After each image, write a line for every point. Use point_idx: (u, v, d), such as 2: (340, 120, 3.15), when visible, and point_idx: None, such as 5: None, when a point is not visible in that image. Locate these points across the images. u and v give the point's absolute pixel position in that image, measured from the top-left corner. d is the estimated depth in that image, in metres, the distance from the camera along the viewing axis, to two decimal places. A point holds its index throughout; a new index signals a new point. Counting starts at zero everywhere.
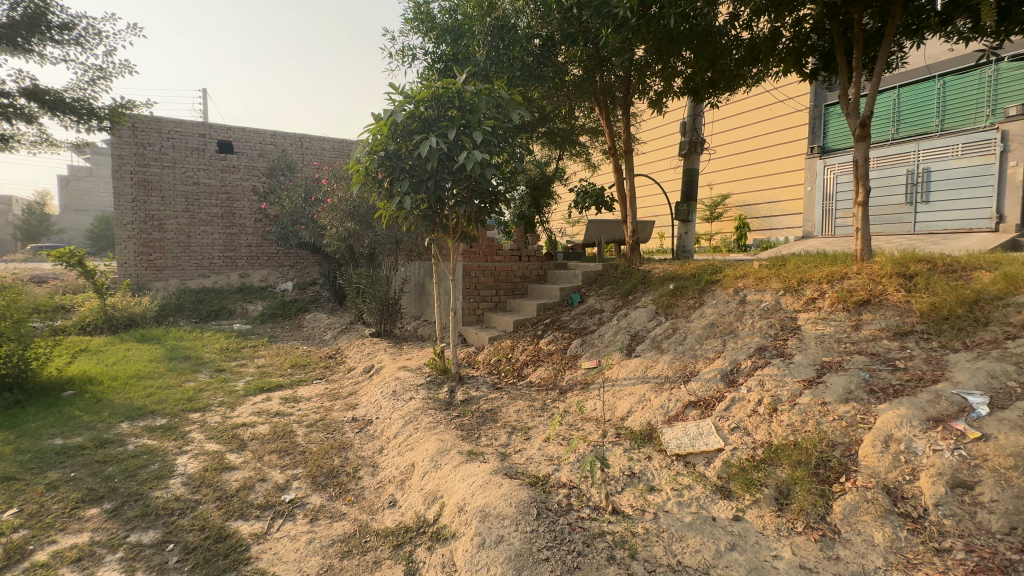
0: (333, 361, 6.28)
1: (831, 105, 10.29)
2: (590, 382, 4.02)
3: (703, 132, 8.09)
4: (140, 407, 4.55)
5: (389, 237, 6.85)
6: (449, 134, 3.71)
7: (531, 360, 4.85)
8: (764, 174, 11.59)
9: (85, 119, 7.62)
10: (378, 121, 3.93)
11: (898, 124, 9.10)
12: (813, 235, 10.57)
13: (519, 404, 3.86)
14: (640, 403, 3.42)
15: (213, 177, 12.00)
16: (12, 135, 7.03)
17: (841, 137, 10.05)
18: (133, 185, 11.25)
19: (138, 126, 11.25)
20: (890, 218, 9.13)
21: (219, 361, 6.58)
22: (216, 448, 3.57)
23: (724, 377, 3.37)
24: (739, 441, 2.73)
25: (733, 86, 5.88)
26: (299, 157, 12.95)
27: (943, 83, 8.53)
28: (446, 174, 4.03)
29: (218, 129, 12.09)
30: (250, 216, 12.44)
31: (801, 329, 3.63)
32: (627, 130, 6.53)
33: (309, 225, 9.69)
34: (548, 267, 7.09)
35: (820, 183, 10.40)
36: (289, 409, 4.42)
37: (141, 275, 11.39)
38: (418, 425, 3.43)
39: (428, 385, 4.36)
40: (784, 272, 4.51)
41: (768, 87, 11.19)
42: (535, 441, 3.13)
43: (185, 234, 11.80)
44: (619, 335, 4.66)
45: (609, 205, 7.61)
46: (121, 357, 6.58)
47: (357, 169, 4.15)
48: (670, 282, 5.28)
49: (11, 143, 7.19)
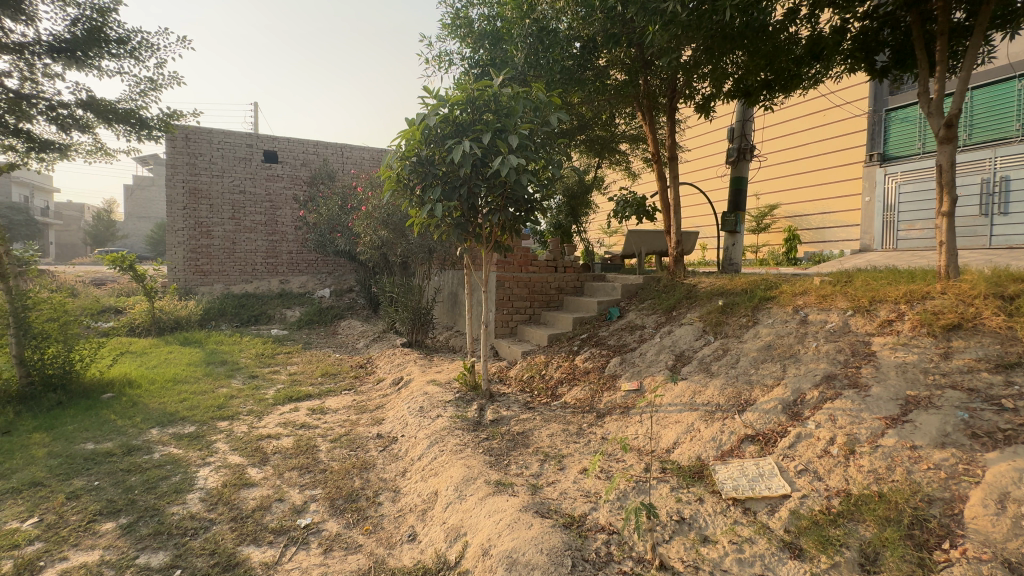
0: (363, 371, 6.18)
1: (893, 110, 9.55)
2: (630, 406, 3.69)
3: (753, 138, 7.60)
4: (172, 413, 4.55)
5: (422, 245, 6.73)
6: (483, 138, 3.51)
7: (566, 378, 4.56)
8: (816, 183, 10.88)
9: (136, 129, 7.98)
10: (411, 126, 3.79)
11: (971, 129, 8.33)
12: (872, 249, 9.79)
13: (552, 427, 3.58)
14: (688, 433, 3.07)
15: (258, 186, 12.38)
16: (69, 144, 7.39)
17: (905, 144, 9.31)
18: (184, 193, 11.74)
19: (190, 137, 11.76)
20: (962, 231, 8.30)
21: (253, 367, 6.61)
22: (239, 461, 3.47)
23: (786, 409, 2.97)
24: (809, 488, 2.35)
25: (790, 88, 5.52)
26: (339, 166, 13.22)
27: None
28: (479, 180, 3.83)
29: (264, 139, 12.49)
30: (292, 223, 12.75)
31: (876, 355, 3.19)
32: (671, 136, 6.17)
33: (346, 233, 9.74)
34: (584, 279, 6.78)
35: (880, 193, 9.65)
36: (314, 421, 4.30)
37: (189, 280, 11.82)
38: (444, 447, 3.21)
39: (457, 402, 4.14)
40: (852, 289, 4.04)
41: (823, 91, 10.52)
42: (570, 472, 2.84)
43: (230, 240, 12.19)
44: (662, 355, 4.30)
45: (650, 214, 7.24)
46: (162, 360, 6.72)
47: (389, 175, 4.02)
48: (719, 297, 4.89)
49: (70, 152, 7.58)
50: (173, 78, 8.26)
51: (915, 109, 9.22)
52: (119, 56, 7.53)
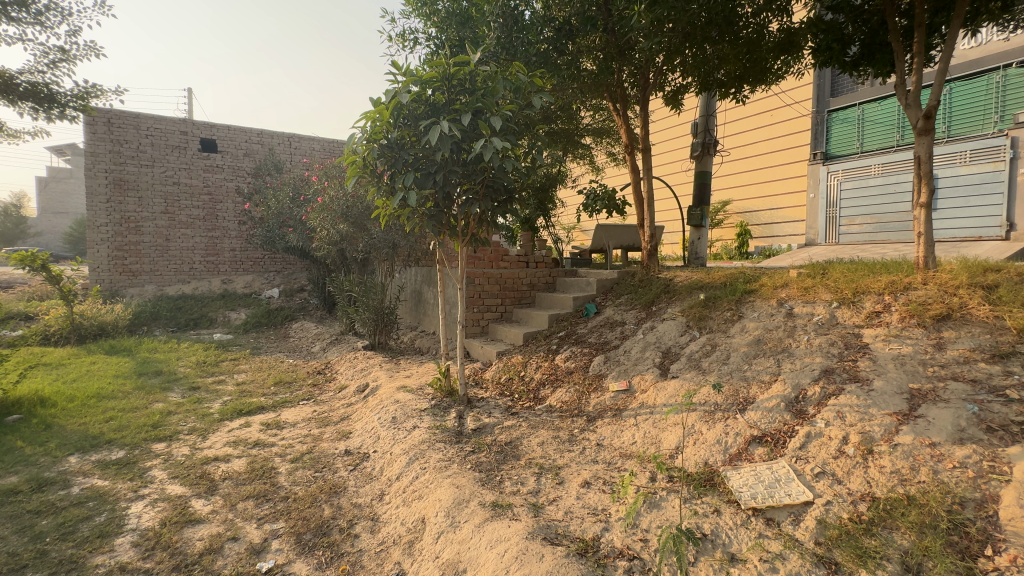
0: (322, 378, 5.64)
1: (834, 111, 9.97)
2: (622, 408, 3.48)
3: (716, 132, 7.64)
4: (95, 435, 3.90)
5: (385, 240, 6.24)
6: (464, 118, 3.16)
7: (548, 380, 4.29)
8: (767, 180, 11.22)
9: (46, 107, 6.99)
10: (378, 106, 3.37)
11: (903, 131, 8.86)
12: (817, 243, 10.16)
13: (542, 434, 3.31)
14: (691, 436, 2.88)
15: (195, 177, 11.32)
16: None
17: (845, 143, 9.75)
18: (107, 184, 10.53)
19: (113, 121, 10.56)
20: (896, 225, 8.90)
21: (194, 377, 5.92)
22: (181, 491, 2.96)
23: (789, 407, 2.84)
24: (832, 493, 2.20)
25: (763, 81, 5.57)
26: (287, 157, 12.33)
27: (948, 89, 8.20)
28: (456, 166, 3.48)
29: (201, 126, 11.42)
30: (234, 218, 11.77)
31: (870, 347, 3.14)
32: (644, 127, 6.04)
33: (298, 228, 9.02)
34: (556, 275, 6.57)
35: (824, 190, 10.04)
36: (270, 438, 3.80)
37: (115, 281, 10.63)
38: (427, 464, 2.86)
39: (433, 410, 3.78)
40: (834, 281, 4.02)
41: (774, 91, 10.83)
42: (571, 487, 2.58)
43: (163, 237, 11.08)
44: (648, 352, 4.12)
45: (620, 208, 7.11)
46: (84, 373, 5.89)
47: (353, 160, 3.58)
48: (699, 291, 4.79)
49: None
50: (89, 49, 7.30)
51: (853, 110, 9.63)
52: (23, 20, 6.62)
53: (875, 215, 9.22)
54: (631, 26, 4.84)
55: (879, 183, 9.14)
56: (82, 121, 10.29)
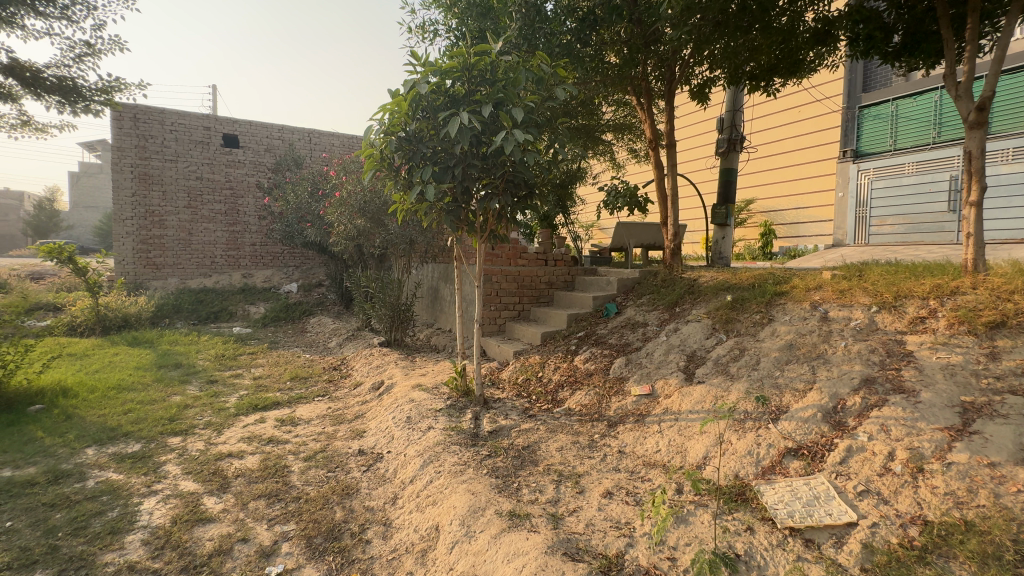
0: (337, 374, 5.61)
1: (866, 107, 9.57)
2: (644, 413, 3.33)
3: (743, 128, 7.38)
4: (113, 427, 3.91)
5: (402, 236, 6.17)
6: (485, 109, 3.04)
7: (567, 382, 4.16)
8: (792, 178, 10.84)
9: (72, 101, 7.11)
10: (397, 97, 3.28)
11: (939, 127, 8.53)
12: (845, 244, 9.79)
13: (560, 439, 3.18)
14: (719, 445, 2.72)
15: (217, 172, 11.46)
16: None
17: (877, 140, 9.35)
18: (133, 178, 10.72)
19: (139, 116, 10.74)
20: (930, 226, 8.54)
21: (212, 370, 5.95)
22: (193, 488, 2.92)
23: (827, 418, 2.66)
24: (878, 514, 2.03)
25: (795, 73, 5.39)
26: (307, 153, 12.39)
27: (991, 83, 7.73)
28: (476, 159, 3.37)
29: (223, 122, 11.54)
30: (254, 213, 11.88)
31: (915, 356, 2.93)
32: (669, 122, 5.84)
33: (316, 223, 9.04)
34: (575, 273, 6.43)
35: (854, 189, 9.65)
36: (284, 435, 3.76)
37: (139, 274, 10.83)
38: (442, 467, 2.76)
39: (449, 411, 3.68)
40: (872, 284, 3.80)
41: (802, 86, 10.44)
42: (592, 497, 2.45)
43: (186, 231, 11.25)
44: (672, 355, 3.95)
45: (642, 206, 6.92)
46: (106, 364, 5.96)
47: (371, 153, 3.50)
48: (725, 293, 4.60)
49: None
50: (114, 43, 7.39)
51: (886, 106, 9.24)
52: (51, 16, 6.74)
53: (907, 215, 8.84)
54: (659, 15, 4.64)
55: (913, 181, 8.76)
56: (109, 116, 10.49)
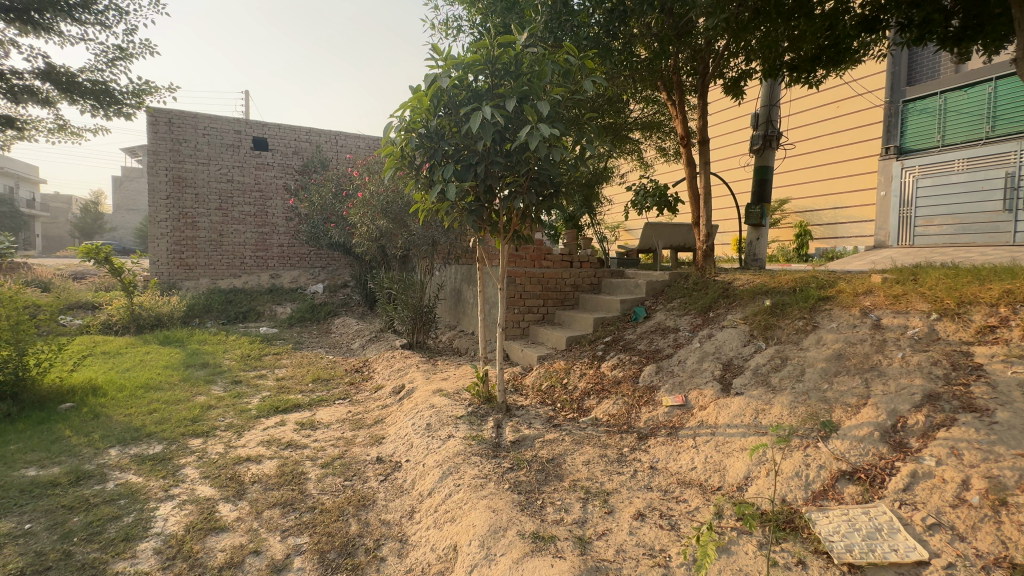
0: (359, 377, 5.55)
1: (911, 101, 9.01)
2: (678, 426, 3.11)
3: (780, 123, 7.02)
4: (137, 427, 3.93)
5: (425, 237, 6.08)
6: (509, 102, 2.89)
7: (594, 390, 3.97)
8: (830, 177, 10.31)
9: (105, 104, 7.31)
10: (417, 92, 3.17)
11: (994, 121, 7.92)
12: (887, 246, 9.25)
13: (587, 452, 3.00)
14: (762, 465, 2.49)
15: (247, 174, 11.68)
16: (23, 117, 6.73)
17: (924, 136, 8.76)
18: (167, 181, 11.03)
19: (174, 121, 11.04)
20: (983, 227, 7.97)
21: (238, 370, 5.99)
22: (210, 494, 2.85)
23: (885, 438, 2.40)
24: (953, 553, 1.80)
25: (840, 63, 5.07)
26: (334, 155, 12.52)
27: None
28: (499, 156, 3.22)
29: (254, 125, 11.77)
30: (282, 215, 12.07)
31: (986, 369, 2.64)
32: (701, 117, 5.58)
33: (341, 224, 9.06)
34: (602, 275, 6.22)
35: (897, 188, 9.09)
36: (303, 439, 3.69)
37: (173, 274, 11.13)
38: (462, 480, 2.61)
39: (470, 418, 3.54)
40: (930, 289, 3.49)
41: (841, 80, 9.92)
42: (622, 518, 2.26)
43: (217, 232, 11.50)
44: (706, 363, 3.71)
45: (672, 205, 6.65)
46: (137, 362, 6.07)
47: (391, 151, 3.39)
48: (764, 297, 4.33)
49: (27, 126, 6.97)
50: (144, 47, 7.59)
51: (934, 100, 8.69)
52: (86, 22, 6.95)
53: (957, 215, 8.25)
54: (692, 4, 4.40)
55: (964, 179, 8.19)
56: (146, 121, 10.81)
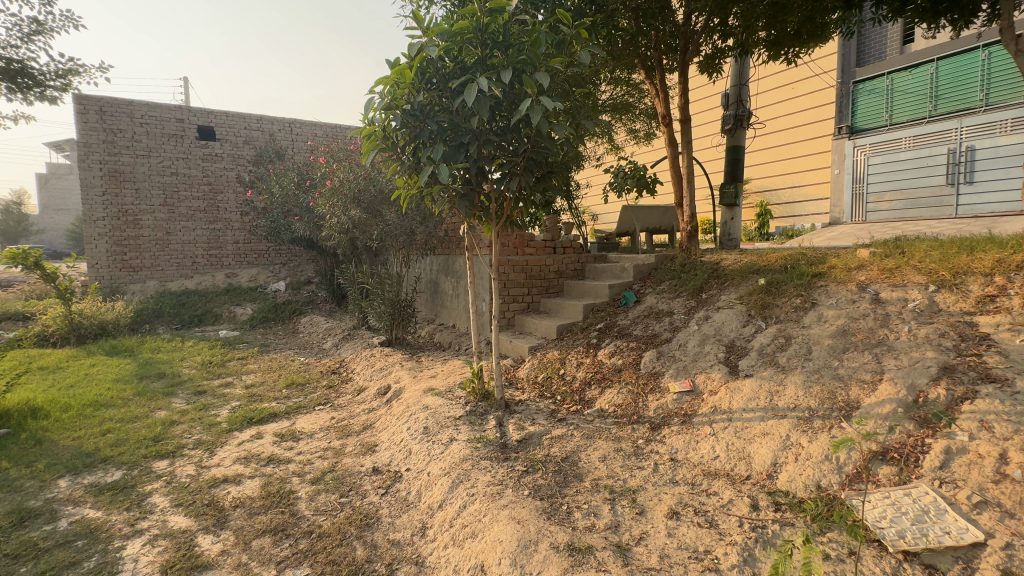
0: (337, 379, 5.20)
1: (860, 82, 9.17)
2: (690, 413, 3.00)
3: (750, 103, 6.99)
4: (90, 452, 3.48)
5: (401, 226, 5.71)
6: (506, 74, 2.64)
7: (594, 379, 3.81)
8: (786, 157, 10.31)
9: (22, 87, 6.50)
10: (399, 65, 2.85)
11: (936, 100, 8.23)
12: (842, 222, 9.41)
13: (601, 447, 2.84)
14: (788, 450, 2.40)
15: (193, 166, 10.81)
16: None
17: (873, 116, 8.95)
18: (102, 176, 10.04)
19: (106, 109, 10.03)
20: (928, 202, 8.37)
21: (200, 379, 5.49)
22: (185, 525, 2.51)
23: (910, 413, 2.36)
24: (1007, 532, 1.75)
25: (820, 37, 5.10)
26: (289, 143, 11.77)
27: (987, 54, 7.70)
28: (492, 134, 2.96)
29: (198, 113, 10.86)
30: (236, 209, 11.27)
31: (993, 339, 2.65)
32: (681, 96, 5.47)
33: (304, 216, 8.49)
34: (585, 260, 6.07)
35: (850, 166, 9.27)
36: (286, 453, 3.36)
37: (115, 277, 10.21)
38: (476, 489, 2.40)
39: (470, 418, 3.31)
40: (922, 261, 3.51)
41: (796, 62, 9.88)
42: (656, 519, 2.11)
43: (163, 230, 10.62)
44: (708, 346, 3.62)
45: (651, 187, 6.54)
46: (82, 377, 5.45)
47: (372, 131, 3.07)
48: (756, 276, 4.29)
49: None
50: (67, 19, 6.75)
51: (881, 81, 8.87)
52: None
53: (904, 190, 8.61)
54: None
55: (910, 156, 8.51)
56: (73, 110, 9.77)
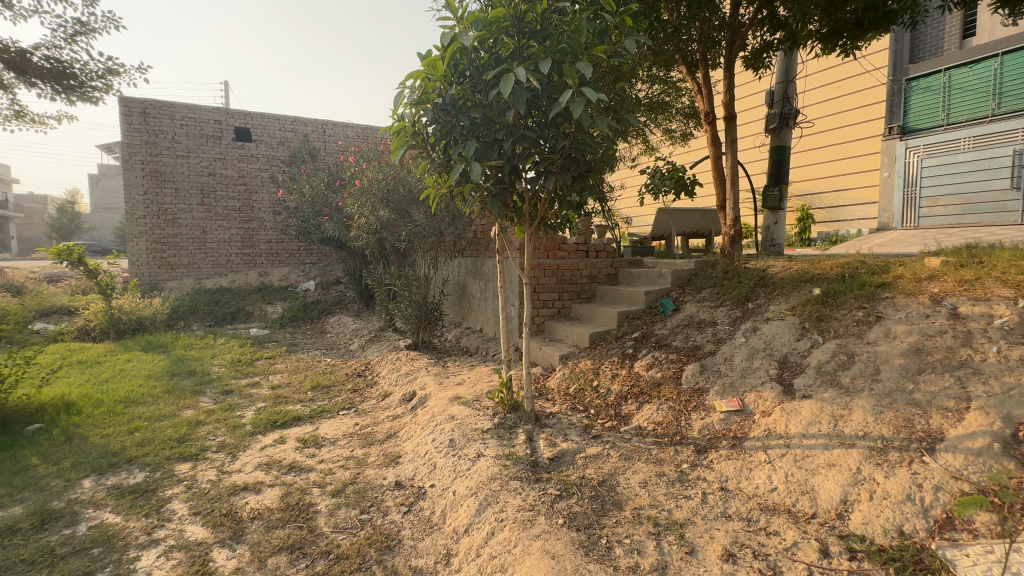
0: (362, 383, 5.09)
1: (914, 79, 8.48)
2: (741, 436, 2.73)
3: (796, 101, 6.56)
4: (116, 451, 3.45)
5: (430, 227, 5.58)
6: (545, 63, 2.44)
7: (631, 394, 3.56)
8: (830, 159, 9.70)
9: (67, 88, 6.71)
10: (431, 57, 2.70)
11: (1000, 97, 7.55)
12: (891, 228, 8.77)
13: (641, 470, 2.59)
14: (861, 487, 2.11)
15: (229, 167, 11.04)
16: None
17: (927, 115, 8.29)
18: (144, 175, 10.36)
19: (149, 111, 10.36)
20: (990, 208, 7.64)
21: (228, 378, 5.49)
22: (201, 536, 2.40)
23: (1008, 451, 2.04)
24: None
25: (883, 27, 4.70)
26: (322, 144, 11.91)
27: None
28: (527, 129, 2.77)
29: (235, 115, 11.10)
30: (269, 209, 11.45)
31: None
32: (724, 92, 5.14)
33: (334, 216, 8.50)
34: (619, 265, 5.83)
35: (902, 169, 8.60)
36: (307, 460, 3.24)
37: (154, 274, 10.51)
38: (505, 514, 2.20)
39: (498, 432, 3.11)
40: (1006, 272, 3.14)
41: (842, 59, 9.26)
42: (710, 561, 1.87)
43: (200, 229, 10.87)
44: (758, 361, 3.31)
45: (690, 189, 6.21)
46: (116, 373, 5.53)
47: (402, 127, 2.92)
48: (809, 285, 3.95)
49: None
50: (108, 20, 6.89)
51: (938, 77, 8.19)
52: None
53: (963, 195, 7.93)
54: None
55: (969, 158, 7.83)
56: (118, 112, 10.12)
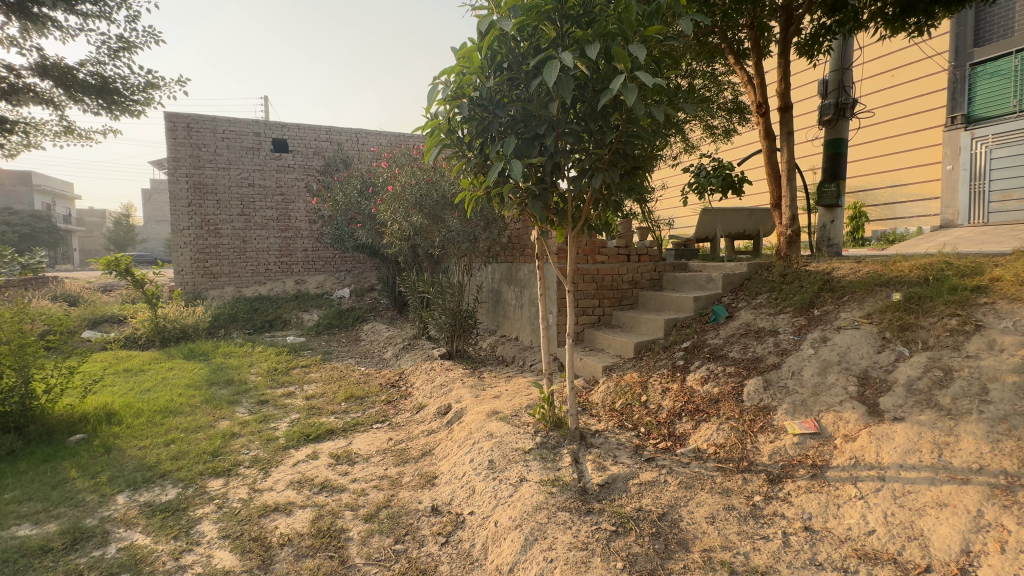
0: (396, 394, 4.94)
1: (980, 64, 7.73)
2: (821, 463, 2.39)
3: (854, 89, 6.02)
4: (152, 465, 3.40)
5: (464, 232, 5.41)
6: (593, 48, 2.20)
7: (685, 411, 3.23)
8: (886, 153, 8.96)
9: (111, 103, 6.94)
10: (467, 48, 2.51)
11: None
12: (957, 225, 8.00)
13: (706, 502, 2.29)
14: (988, 536, 1.77)
15: (268, 177, 11.29)
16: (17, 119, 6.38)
17: (998, 102, 7.52)
18: (188, 188, 10.69)
19: (192, 126, 10.70)
20: None
21: (264, 388, 5.46)
22: (229, 564, 2.26)
23: None
24: None
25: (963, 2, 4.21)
26: (356, 153, 12.03)
27: None
28: (572, 123, 2.53)
29: (273, 127, 11.34)
30: (306, 218, 11.65)
31: None
32: (779, 81, 4.75)
33: (367, 223, 8.47)
34: (663, 269, 5.50)
35: (967, 161, 7.82)
36: (340, 479, 3.08)
37: (198, 283, 10.83)
38: (554, 554, 1.96)
39: (541, 452, 2.87)
40: None
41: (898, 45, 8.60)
42: None
43: (240, 239, 11.14)
44: (833, 376, 2.93)
45: (737, 187, 5.79)
46: (158, 381, 5.60)
47: (436, 125, 2.73)
48: (885, 289, 3.53)
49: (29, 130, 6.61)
50: (149, 33, 7.05)
51: (1008, 60, 7.43)
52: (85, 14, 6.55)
53: None
54: None
55: None
56: (164, 128, 10.50)
